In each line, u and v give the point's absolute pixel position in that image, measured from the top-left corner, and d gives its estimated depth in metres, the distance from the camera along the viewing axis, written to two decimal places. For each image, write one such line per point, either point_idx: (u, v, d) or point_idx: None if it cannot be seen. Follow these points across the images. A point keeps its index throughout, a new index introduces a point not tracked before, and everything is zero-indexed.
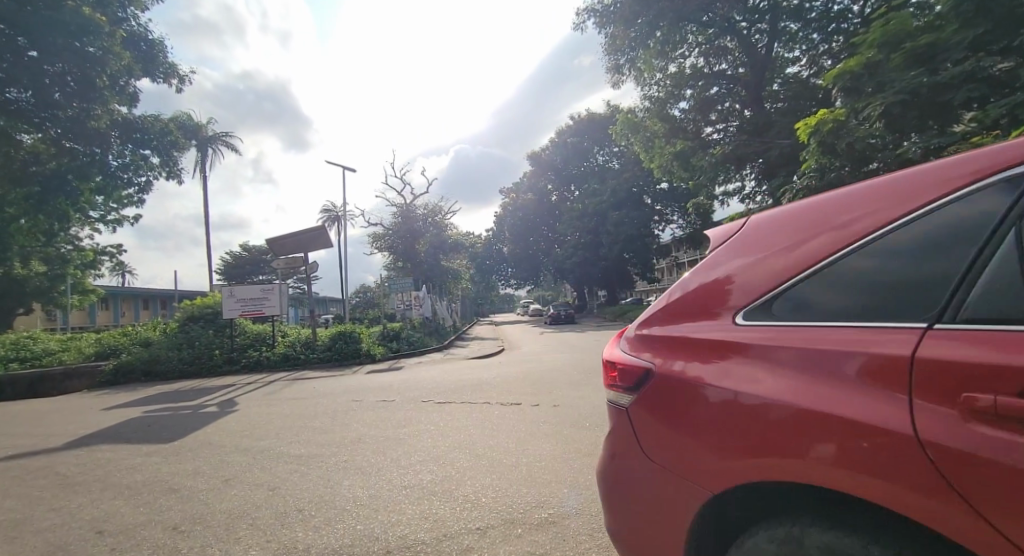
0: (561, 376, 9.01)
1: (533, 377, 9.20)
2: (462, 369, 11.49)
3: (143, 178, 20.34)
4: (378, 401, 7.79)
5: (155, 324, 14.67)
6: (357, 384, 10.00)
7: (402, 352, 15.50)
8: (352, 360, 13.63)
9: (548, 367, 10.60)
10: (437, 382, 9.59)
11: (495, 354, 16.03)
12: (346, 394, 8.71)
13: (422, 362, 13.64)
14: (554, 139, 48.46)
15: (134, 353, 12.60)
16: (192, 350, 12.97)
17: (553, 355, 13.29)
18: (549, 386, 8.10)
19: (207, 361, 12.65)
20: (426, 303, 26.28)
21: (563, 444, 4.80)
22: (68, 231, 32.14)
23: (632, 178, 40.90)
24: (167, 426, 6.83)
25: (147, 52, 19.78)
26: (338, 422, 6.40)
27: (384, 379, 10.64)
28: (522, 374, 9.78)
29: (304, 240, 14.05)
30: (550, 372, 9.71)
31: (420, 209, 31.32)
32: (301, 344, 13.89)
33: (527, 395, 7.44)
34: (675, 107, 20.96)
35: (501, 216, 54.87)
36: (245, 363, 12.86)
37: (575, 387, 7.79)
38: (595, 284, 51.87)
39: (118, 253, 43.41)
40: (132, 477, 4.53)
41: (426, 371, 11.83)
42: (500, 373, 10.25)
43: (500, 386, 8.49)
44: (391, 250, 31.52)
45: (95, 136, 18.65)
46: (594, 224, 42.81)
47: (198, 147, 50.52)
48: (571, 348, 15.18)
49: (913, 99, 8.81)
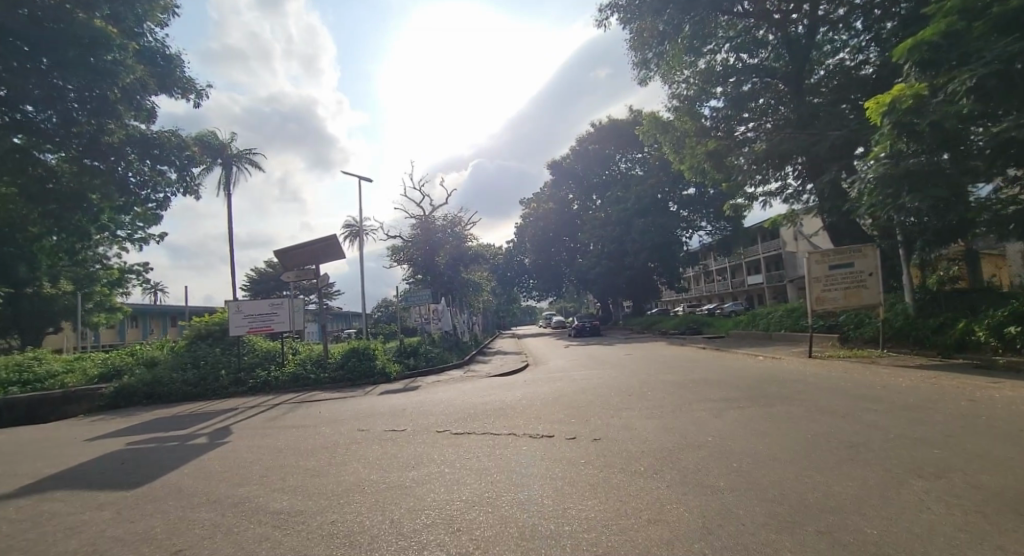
0: (595, 399, 7.82)
1: (562, 400, 8.03)
2: (483, 389, 10.37)
3: (160, 194, 20.02)
4: (386, 431, 6.73)
5: (163, 343, 14.08)
6: (368, 408, 9.00)
7: (420, 369, 14.42)
8: (365, 379, 12.61)
9: (579, 386, 9.41)
10: (456, 406, 8.49)
11: (519, 371, 14.87)
12: (353, 421, 7.69)
13: (441, 381, 12.53)
14: (574, 146, 47.39)
15: (138, 375, 11.88)
16: (197, 370, 12.21)
17: (583, 371, 12.10)
18: (584, 411, 6.92)
19: (211, 383, 11.81)
20: (446, 316, 25.27)
21: (618, 501, 3.59)
22: (94, 249, 32.64)
23: (657, 184, 39.33)
24: (145, 464, 5.89)
25: (164, 67, 19.59)
26: (336, 461, 5.35)
27: (399, 402, 9.60)
28: (550, 395, 8.61)
29: (313, 250, 13.15)
30: (580, 393, 8.51)
31: (439, 220, 30.54)
32: (311, 363, 12.98)
33: (560, 424, 6.28)
34: (705, 105, 20.07)
35: (523, 226, 54.20)
36: (251, 384, 11.96)
37: (615, 413, 6.60)
38: (621, 294, 50.18)
39: (145, 270, 44.04)
40: (62, 546, 3.50)
41: (444, 391, 10.73)
42: (525, 394, 9.09)
43: (527, 411, 7.34)
44: (409, 262, 30.82)
45: (109, 151, 18.57)
46: (618, 233, 41.49)
47: (224, 165, 51.56)
48: (601, 363, 13.95)
49: (1011, 70, 7.45)
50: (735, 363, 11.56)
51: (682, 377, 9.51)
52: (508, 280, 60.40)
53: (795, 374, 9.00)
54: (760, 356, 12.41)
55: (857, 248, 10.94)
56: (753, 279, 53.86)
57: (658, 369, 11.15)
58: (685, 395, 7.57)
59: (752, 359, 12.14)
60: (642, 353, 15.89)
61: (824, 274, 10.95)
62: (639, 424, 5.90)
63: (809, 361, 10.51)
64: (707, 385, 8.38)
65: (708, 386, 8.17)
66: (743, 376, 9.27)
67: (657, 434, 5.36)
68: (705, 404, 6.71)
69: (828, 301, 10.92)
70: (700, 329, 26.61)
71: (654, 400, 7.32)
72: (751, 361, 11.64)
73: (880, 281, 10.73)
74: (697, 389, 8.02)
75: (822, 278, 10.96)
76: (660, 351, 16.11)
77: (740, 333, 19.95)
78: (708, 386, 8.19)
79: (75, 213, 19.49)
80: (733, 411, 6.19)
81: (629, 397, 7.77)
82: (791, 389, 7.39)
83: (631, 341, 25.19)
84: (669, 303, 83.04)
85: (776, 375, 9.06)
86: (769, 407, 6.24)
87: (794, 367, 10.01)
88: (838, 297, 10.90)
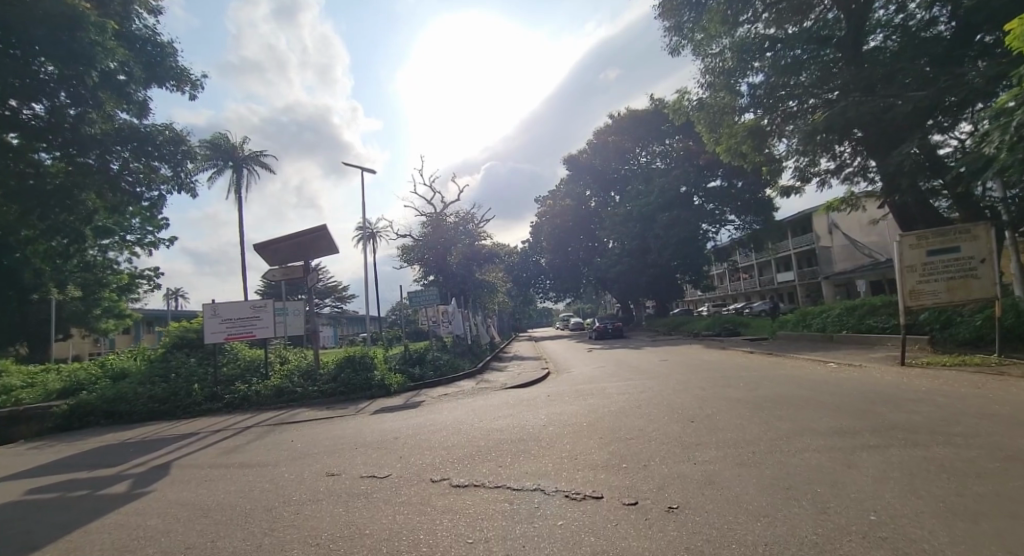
0: (646, 428, 5.84)
1: (600, 428, 6.04)
2: (497, 409, 8.40)
3: (153, 192, 18.38)
4: (361, 478, 4.84)
5: (140, 352, 12.46)
6: (353, 434, 7.15)
7: (427, 381, 12.53)
8: (360, 393, 10.78)
9: (619, 407, 7.41)
10: (462, 434, 6.56)
11: (540, 381, 12.87)
12: (325, 457, 5.81)
13: (448, 395, 10.64)
14: (592, 140, 45.17)
15: (98, 390, 10.22)
16: (169, 384, 10.48)
17: (618, 384, 10.06)
18: (639, 450, 4.95)
19: (181, 397, 10.11)
20: (458, 320, 23.37)
21: None
22: (100, 254, 31.63)
23: (681, 176, 36.88)
24: (10, 533, 4.04)
25: (153, 57, 18.24)
26: (268, 544, 3.42)
27: (393, 425, 7.72)
28: (584, 420, 6.63)
29: (298, 244, 11.27)
30: (622, 418, 6.53)
31: (451, 217, 28.70)
32: (299, 375, 11.23)
33: (607, 474, 4.31)
34: (743, 80, 18.20)
35: (540, 224, 52.46)
36: (228, 401, 10.22)
37: (683, 454, 4.63)
38: (643, 294, 47.77)
39: (156, 275, 43.15)
40: None
41: (450, 410, 8.82)
42: (551, 417, 7.12)
43: (554, 446, 5.39)
44: (420, 263, 29.14)
45: (93, 143, 16.94)
46: (641, 228, 39.02)
47: (235, 168, 50.65)
48: (638, 373, 11.85)
49: None
50: (807, 373, 9.42)
51: (751, 395, 7.44)
52: (524, 281, 58.49)
53: (906, 389, 6.86)
54: (833, 365, 10.25)
55: (965, 228, 8.80)
56: (784, 277, 51.05)
57: (713, 382, 9.06)
58: (772, 422, 5.56)
59: (824, 368, 9.98)
60: (681, 360, 13.75)
61: (921, 263, 8.83)
62: (730, 478, 3.90)
63: (909, 371, 8.37)
64: (792, 406, 6.31)
65: (795, 408, 6.12)
66: (832, 391, 7.17)
67: (773, 503, 3.35)
68: (812, 440, 4.67)
69: (926, 295, 8.83)
70: (737, 331, 24.21)
71: (732, 431, 5.30)
72: (826, 371, 9.49)
73: (995, 270, 8.58)
74: (783, 412, 5.96)
75: (919, 267, 8.84)
76: (703, 358, 13.94)
77: (789, 335, 17.62)
78: (797, 408, 6.12)
79: (62, 211, 17.97)
80: (869, 457, 4.12)
81: (693, 425, 5.78)
82: (924, 414, 5.33)
83: (659, 344, 23.05)
84: (692, 303, 80.14)
85: (881, 390, 6.93)
86: (921, 449, 4.18)
87: (894, 379, 7.88)
88: (940, 289, 8.78)
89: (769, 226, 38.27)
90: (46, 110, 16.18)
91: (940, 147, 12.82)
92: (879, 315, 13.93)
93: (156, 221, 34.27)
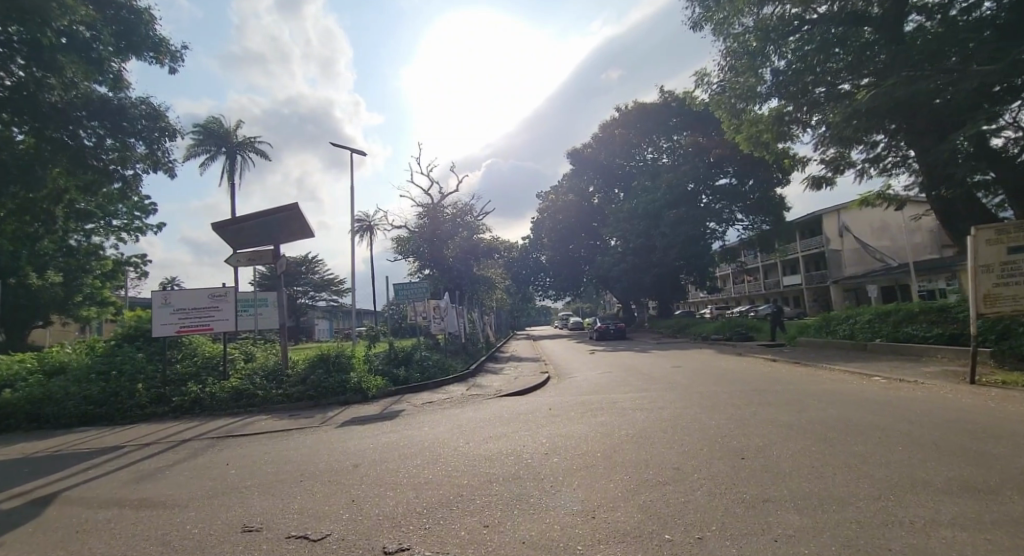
0: (684, 469, 4.36)
1: (622, 465, 4.57)
2: (486, 425, 6.92)
3: (130, 172, 16.89)
4: (287, 539, 3.37)
5: (87, 344, 10.97)
6: (307, 457, 5.68)
7: (411, 384, 11.09)
8: (332, 399, 9.35)
9: (639, 430, 5.92)
10: (439, 463, 5.10)
11: (539, 388, 11.38)
12: (253, 498, 4.32)
13: (432, 403, 9.16)
14: (598, 133, 43.58)
15: (25, 388, 8.74)
16: (108, 382, 8.99)
17: (633, 397, 8.58)
18: (680, 508, 3.49)
19: (122, 398, 8.62)
20: (451, 317, 21.90)
21: None
22: (78, 239, 29.89)
23: (690, 172, 35.28)
24: None
25: (129, 24, 16.56)
26: None
27: (358, 446, 6.25)
28: (597, 451, 5.15)
29: (265, 226, 9.70)
30: (647, 450, 5.05)
31: (449, 209, 27.12)
32: (262, 375, 9.77)
33: (644, 551, 2.85)
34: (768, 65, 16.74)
35: (541, 220, 51.01)
36: (176, 404, 8.74)
37: (753, 522, 3.15)
38: (646, 294, 46.25)
39: (142, 263, 41.46)
40: None
41: (431, 425, 7.36)
42: (554, 442, 5.66)
43: (562, 494, 3.93)
44: (415, 255, 27.64)
45: (58, 115, 15.29)
46: (646, 226, 37.34)
47: (228, 154, 49.00)
48: (652, 382, 10.39)
49: None
50: (856, 391, 7.97)
51: (802, 420, 5.98)
52: (524, 278, 57.09)
53: (1003, 417, 5.42)
54: (881, 380, 8.81)
55: None
56: (791, 280, 49.74)
57: (745, 399, 7.61)
58: (856, 467, 4.08)
59: (872, 384, 8.52)
60: (699, 368, 12.29)
61: (999, 263, 7.37)
62: None
63: (984, 391, 6.96)
64: (869, 441, 4.84)
65: (878, 445, 4.65)
66: (905, 416, 5.75)
67: None
68: (944, 505, 3.19)
69: (1004, 301, 7.38)
70: (749, 335, 22.74)
71: (809, 480, 3.85)
72: (877, 388, 8.06)
73: None
74: (864, 451, 4.51)
75: (996, 268, 7.39)
76: (722, 366, 12.47)
77: (813, 342, 16.12)
78: (879, 444, 4.66)
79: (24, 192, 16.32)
80: None
81: (748, 465, 4.31)
82: None
83: (666, 347, 21.57)
84: (695, 304, 79.02)
85: (971, 418, 5.48)
86: None
87: (972, 400, 6.45)
88: (1020, 294, 7.35)
89: (779, 227, 36.68)
90: (7, 78, 14.52)
91: (994, 137, 11.43)
92: (917, 323, 12.47)
93: (142, 204, 32.74)
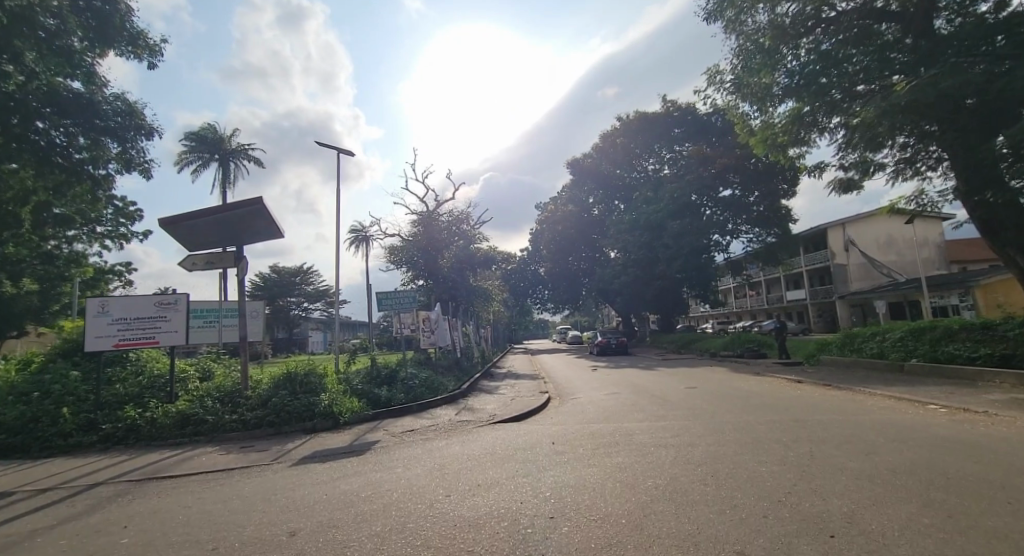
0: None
1: (662, 545, 3.20)
2: (475, 467, 5.57)
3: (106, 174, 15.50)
4: None
5: (19, 359, 9.53)
6: (233, 516, 4.28)
7: (392, 408, 9.68)
8: (296, 427, 7.96)
9: (671, 483, 4.56)
10: (404, 531, 3.75)
11: (538, 412, 10.01)
12: None
13: (413, 433, 7.77)
14: (599, 144, 42.66)
15: None
16: (30, 404, 7.59)
17: (650, 429, 7.19)
18: None
19: (41, 426, 7.22)
20: (444, 330, 20.50)
21: None
22: (53, 244, 28.23)
23: (693, 182, 34.23)
24: None
25: (102, 12, 14.89)
26: None
27: (308, 497, 4.87)
28: (619, 516, 3.80)
29: (220, 225, 8.42)
30: (690, 519, 3.68)
31: (444, 217, 25.97)
32: (218, 397, 8.40)
33: None
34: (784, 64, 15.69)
35: (540, 230, 50.06)
36: (106, 433, 7.35)
37: None
38: (648, 308, 45.00)
39: (126, 271, 39.93)
40: None
41: (409, 464, 5.99)
42: (560, 499, 4.29)
43: None
44: (408, 265, 26.33)
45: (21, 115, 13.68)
46: (648, 237, 36.24)
47: (220, 161, 47.65)
48: (668, 408, 9.03)
49: None
50: (919, 424, 6.65)
51: (880, 468, 4.65)
52: (522, 290, 55.75)
53: None
54: (939, 410, 7.53)
55: None
56: (794, 294, 48.61)
57: (789, 434, 6.27)
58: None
59: (932, 415, 7.23)
60: (719, 391, 10.92)
61: None
62: None
63: None
64: (997, 507, 3.49)
65: (1020, 517, 3.29)
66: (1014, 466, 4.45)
67: None
68: None
69: None
70: (761, 352, 21.40)
71: None
72: (943, 421, 6.75)
73: None
74: (1005, 524, 3.18)
75: None
76: (744, 388, 11.13)
77: (836, 362, 14.80)
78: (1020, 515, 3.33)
79: None
80: None
81: (849, 551, 2.94)
82: None
83: (673, 364, 20.22)
84: (696, 319, 77.94)
85: None
86: None
87: None
88: None
89: (785, 239, 35.61)
90: None
91: None
92: (959, 342, 11.25)
93: (126, 210, 31.44)
